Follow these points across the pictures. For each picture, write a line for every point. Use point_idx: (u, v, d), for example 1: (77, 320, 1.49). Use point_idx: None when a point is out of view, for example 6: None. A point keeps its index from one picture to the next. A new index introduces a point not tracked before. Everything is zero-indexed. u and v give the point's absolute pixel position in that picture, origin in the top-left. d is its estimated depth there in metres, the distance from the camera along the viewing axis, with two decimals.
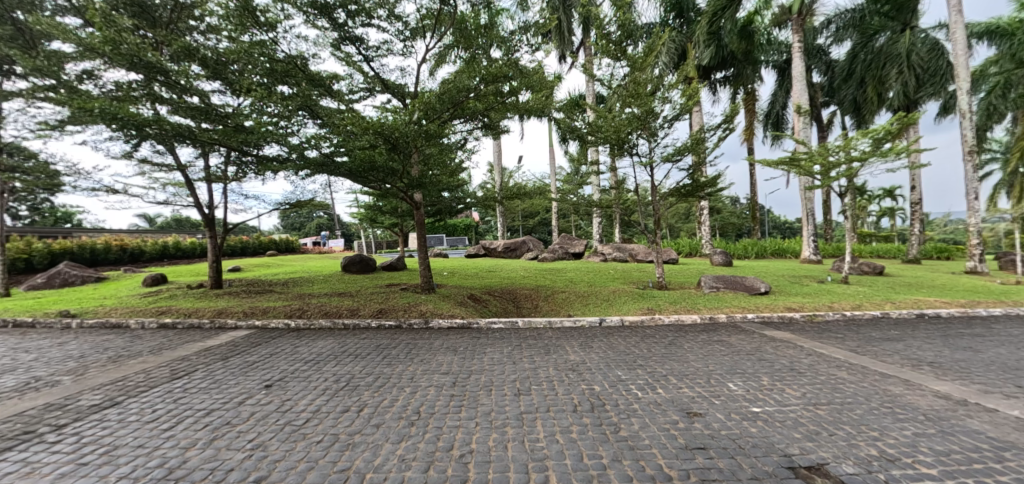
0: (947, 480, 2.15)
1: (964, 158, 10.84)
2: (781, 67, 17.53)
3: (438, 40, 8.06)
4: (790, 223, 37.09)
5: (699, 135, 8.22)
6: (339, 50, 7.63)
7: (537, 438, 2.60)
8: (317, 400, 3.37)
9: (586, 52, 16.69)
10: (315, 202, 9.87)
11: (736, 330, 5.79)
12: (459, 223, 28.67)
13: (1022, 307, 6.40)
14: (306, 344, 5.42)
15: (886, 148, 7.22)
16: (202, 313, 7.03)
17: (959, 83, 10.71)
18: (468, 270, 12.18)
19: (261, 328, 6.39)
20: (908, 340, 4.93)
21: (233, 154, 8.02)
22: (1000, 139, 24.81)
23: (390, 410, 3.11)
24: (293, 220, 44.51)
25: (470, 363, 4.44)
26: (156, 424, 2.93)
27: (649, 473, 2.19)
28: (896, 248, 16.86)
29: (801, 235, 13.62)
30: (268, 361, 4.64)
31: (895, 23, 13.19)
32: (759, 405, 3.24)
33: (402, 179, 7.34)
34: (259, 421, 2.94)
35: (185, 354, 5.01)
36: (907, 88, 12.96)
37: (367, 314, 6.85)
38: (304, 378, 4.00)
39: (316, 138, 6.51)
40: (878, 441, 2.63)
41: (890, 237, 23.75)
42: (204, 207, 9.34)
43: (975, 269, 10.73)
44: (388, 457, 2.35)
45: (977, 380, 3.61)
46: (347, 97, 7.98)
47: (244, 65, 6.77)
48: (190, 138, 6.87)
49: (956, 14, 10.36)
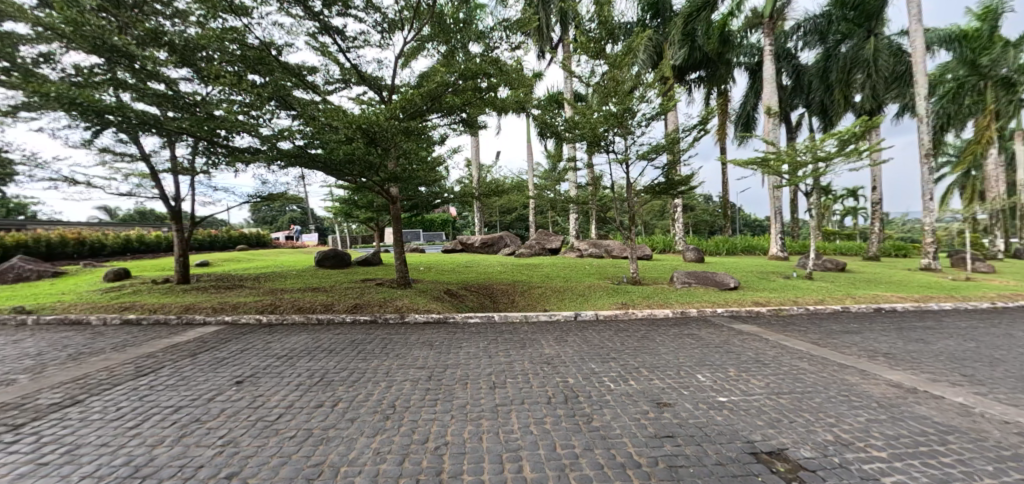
0: (894, 462, 2.27)
1: (922, 161, 11.49)
2: (752, 69, 17.96)
3: (416, 33, 7.76)
4: (758, 222, 38.99)
5: (674, 136, 8.38)
6: (314, 39, 7.28)
7: (512, 430, 2.54)
8: (290, 395, 3.19)
9: (565, 49, 16.75)
10: (287, 196, 9.38)
11: (706, 324, 5.98)
12: (436, 217, 28.22)
13: (969, 302, 6.88)
14: (278, 339, 5.15)
15: (851, 150, 7.54)
16: (168, 308, 6.55)
17: (917, 88, 11.35)
18: (445, 265, 12.02)
19: (230, 324, 6.03)
20: (864, 332, 5.20)
21: (200, 144, 7.54)
22: (954, 145, 26.42)
23: (365, 405, 2.96)
24: (264, 214, 42.90)
25: (445, 357, 4.34)
26: (121, 422, 2.68)
27: (619, 461, 2.18)
28: (857, 245, 17.87)
29: (769, 234, 14.15)
30: (239, 357, 4.38)
31: (861, 30, 13.75)
32: (725, 395, 3.32)
33: (379, 174, 7.13)
34: (230, 418, 2.74)
35: (150, 350, 4.66)
36: (871, 93, 13.71)
37: (341, 309, 6.59)
38: (276, 374, 3.78)
39: (288, 131, 6.24)
40: (835, 427, 2.74)
41: (852, 236, 25.08)
42: (170, 199, 8.73)
43: (928, 266, 11.48)
44: (362, 451, 2.23)
45: (926, 370, 3.83)
46: (322, 88, 7.65)
47: (213, 53, 6.39)
48: (155, 128, 6.37)
49: (915, 23, 10.95)
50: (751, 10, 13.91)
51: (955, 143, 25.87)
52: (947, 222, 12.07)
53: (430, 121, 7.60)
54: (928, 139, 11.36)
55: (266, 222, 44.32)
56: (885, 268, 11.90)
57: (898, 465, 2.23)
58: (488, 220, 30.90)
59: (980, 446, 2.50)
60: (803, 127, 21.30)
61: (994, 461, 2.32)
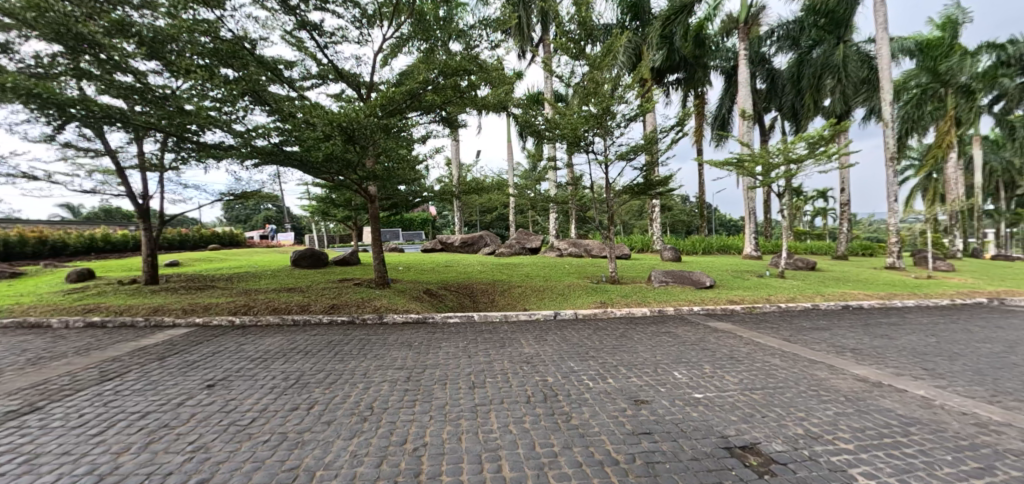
0: (860, 453, 2.33)
1: (888, 164, 12.09)
2: (728, 73, 18.46)
3: (395, 29, 7.54)
4: (734, 222, 40.29)
5: (652, 136, 8.48)
6: (290, 34, 6.96)
7: (490, 430, 2.47)
8: (264, 398, 3.00)
9: (546, 49, 16.76)
10: (262, 195, 8.94)
11: (683, 322, 6.07)
12: (415, 217, 27.81)
13: (930, 299, 7.27)
14: (252, 341, 4.88)
15: (820, 153, 7.84)
16: (136, 310, 6.13)
17: (883, 95, 11.94)
18: (425, 265, 11.84)
19: (202, 326, 5.68)
20: (833, 329, 5.40)
21: (170, 140, 7.11)
22: (917, 148, 27.78)
23: (342, 407, 2.81)
24: (237, 211, 41.35)
25: (424, 358, 4.20)
26: (83, 430, 2.45)
27: (597, 458, 2.14)
28: (827, 245, 18.75)
29: (744, 234, 14.60)
30: (211, 360, 4.10)
31: (831, 37, 14.34)
32: (700, 391, 3.36)
33: (357, 172, 6.89)
34: (201, 422, 2.55)
35: (116, 354, 4.31)
36: (842, 97, 14.14)
37: (318, 310, 6.33)
38: (250, 376, 3.56)
39: (262, 128, 5.96)
40: (804, 421, 2.80)
41: (822, 235, 26.22)
42: (137, 196, 8.18)
43: (893, 264, 12.12)
44: (340, 454, 2.11)
45: (890, 364, 3.99)
46: (298, 84, 7.33)
47: (181, 46, 5.97)
48: (122, 123, 6.03)
49: (882, 31, 11.51)
50: (727, 15, 14.29)
51: (916, 147, 27.35)
52: (910, 224, 12.76)
53: (410, 119, 7.41)
54: (893, 143, 11.95)
55: (239, 220, 42.72)
56: (854, 267, 12.46)
57: (864, 456, 2.29)
58: (468, 219, 30.70)
59: (939, 437, 2.60)
60: (774, 130, 22.08)
61: (953, 451, 2.41)
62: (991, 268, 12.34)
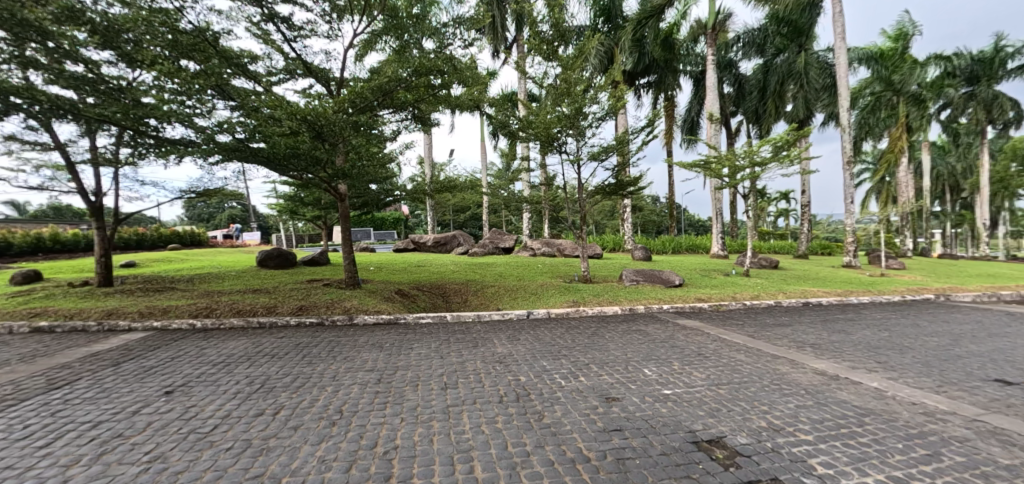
0: (820, 444, 2.39)
1: (844, 168, 12.89)
2: (696, 77, 19.09)
3: (366, 24, 7.24)
4: (701, 223, 42.00)
5: (624, 137, 8.60)
6: (256, 27, 6.52)
7: (462, 431, 2.35)
8: (227, 404, 2.74)
9: (519, 50, 16.73)
10: (226, 192, 8.35)
11: (653, 320, 6.19)
12: (387, 215, 27.14)
13: (882, 296, 7.78)
14: (214, 345, 4.50)
15: (783, 157, 8.22)
16: (88, 313, 5.56)
17: (842, 101, 12.68)
18: (397, 264, 11.52)
19: (161, 330, 5.21)
20: (793, 325, 5.66)
21: (127, 135, 6.57)
22: (870, 152, 29.72)
23: (310, 411, 2.61)
24: (199, 209, 39.15)
25: (396, 359, 4.01)
26: (26, 442, 2.13)
27: (569, 456, 2.07)
28: (788, 245, 19.88)
29: (711, 234, 15.18)
30: (170, 365, 3.73)
31: (793, 45, 15.19)
32: (670, 387, 3.38)
33: (326, 170, 6.52)
34: (158, 430, 2.28)
35: (65, 360, 3.85)
36: (803, 102, 15.19)
37: (285, 312, 5.94)
38: (212, 381, 3.26)
39: (227, 122, 5.54)
40: (767, 414, 2.87)
41: (783, 235, 27.73)
42: (89, 193, 7.42)
43: (849, 263, 12.95)
44: (307, 460, 1.93)
45: (846, 358, 4.20)
46: (264, 79, 6.87)
47: (139, 35, 5.59)
48: (73, 114, 5.73)
49: (839, 41, 12.26)
50: (694, 22, 14.81)
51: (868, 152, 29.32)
52: (865, 224, 13.64)
53: (381, 117, 7.14)
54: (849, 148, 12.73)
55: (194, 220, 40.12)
56: (815, 265, 13.25)
57: (822, 446, 2.35)
58: (442, 218, 30.26)
59: (890, 426, 2.73)
60: (740, 135, 23.07)
61: (904, 439, 2.52)
62: (935, 266, 13.44)
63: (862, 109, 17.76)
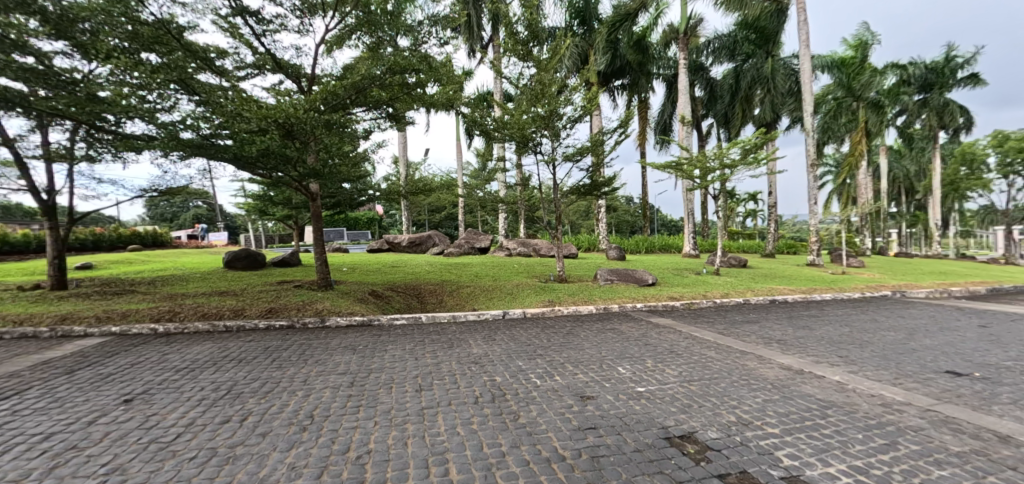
0: (786, 436, 2.44)
1: (808, 171, 13.57)
2: (669, 81, 19.59)
3: (339, 20, 6.93)
4: (672, 223, 43.28)
5: (598, 138, 8.68)
6: (223, 20, 6.11)
7: (437, 432, 2.24)
8: (191, 411, 2.50)
9: (495, 50, 16.62)
10: (192, 191, 7.78)
11: (627, 318, 6.25)
12: (360, 215, 26.35)
13: (842, 293, 8.22)
14: (177, 350, 4.15)
15: (751, 159, 8.52)
16: (39, 318, 5.02)
17: (806, 106, 13.34)
18: (369, 265, 11.13)
19: (120, 335, 4.76)
20: (760, 322, 5.86)
21: (83, 130, 6.05)
22: (830, 157, 31.48)
23: (279, 417, 2.42)
24: (158, 207, 36.80)
25: (369, 361, 3.82)
26: None
27: (544, 456, 2.00)
28: (756, 245, 20.90)
29: (683, 234, 15.63)
30: (130, 372, 3.39)
31: (761, 51, 15.90)
32: (643, 385, 3.39)
33: (297, 169, 6.17)
34: (115, 441, 2.04)
35: (10, 370, 3.41)
36: (769, 106, 16.01)
37: (253, 314, 5.59)
38: (173, 388, 2.98)
39: (191, 118, 5.19)
40: (736, 408, 2.91)
41: (752, 235, 28.92)
42: (41, 192, 6.73)
43: (813, 262, 13.66)
44: (275, 467, 1.76)
45: (810, 353, 4.37)
46: (231, 75, 6.46)
47: (98, 24, 5.19)
48: (23, 108, 5.26)
49: (804, 48, 12.92)
50: (666, 27, 15.19)
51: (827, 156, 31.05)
52: (828, 224, 14.36)
53: (354, 115, 6.84)
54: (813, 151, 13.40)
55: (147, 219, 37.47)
56: (781, 264, 13.93)
57: (788, 439, 2.40)
58: (416, 218, 29.69)
59: (850, 417, 2.84)
60: (711, 137, 23.89)
61: (862, 429, 2.62)
62: (890, 263, 14.50)
63: (824, 114, 18.79)
